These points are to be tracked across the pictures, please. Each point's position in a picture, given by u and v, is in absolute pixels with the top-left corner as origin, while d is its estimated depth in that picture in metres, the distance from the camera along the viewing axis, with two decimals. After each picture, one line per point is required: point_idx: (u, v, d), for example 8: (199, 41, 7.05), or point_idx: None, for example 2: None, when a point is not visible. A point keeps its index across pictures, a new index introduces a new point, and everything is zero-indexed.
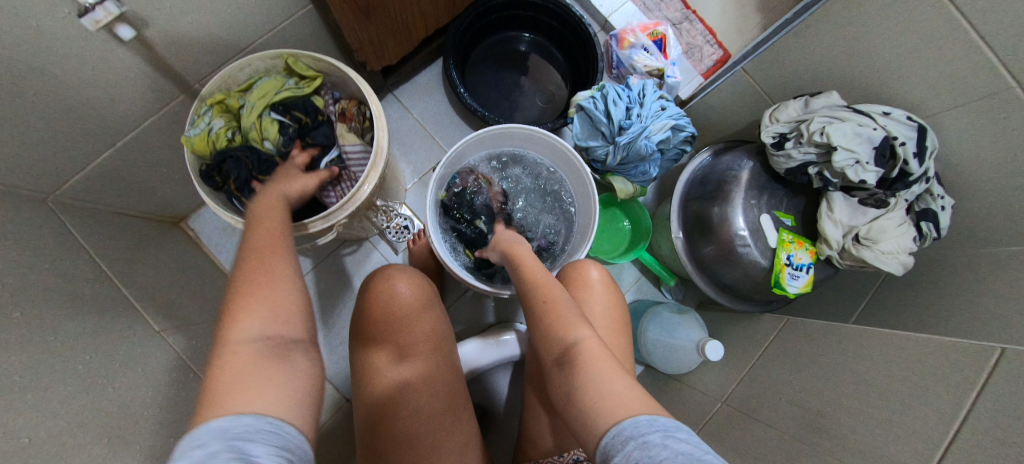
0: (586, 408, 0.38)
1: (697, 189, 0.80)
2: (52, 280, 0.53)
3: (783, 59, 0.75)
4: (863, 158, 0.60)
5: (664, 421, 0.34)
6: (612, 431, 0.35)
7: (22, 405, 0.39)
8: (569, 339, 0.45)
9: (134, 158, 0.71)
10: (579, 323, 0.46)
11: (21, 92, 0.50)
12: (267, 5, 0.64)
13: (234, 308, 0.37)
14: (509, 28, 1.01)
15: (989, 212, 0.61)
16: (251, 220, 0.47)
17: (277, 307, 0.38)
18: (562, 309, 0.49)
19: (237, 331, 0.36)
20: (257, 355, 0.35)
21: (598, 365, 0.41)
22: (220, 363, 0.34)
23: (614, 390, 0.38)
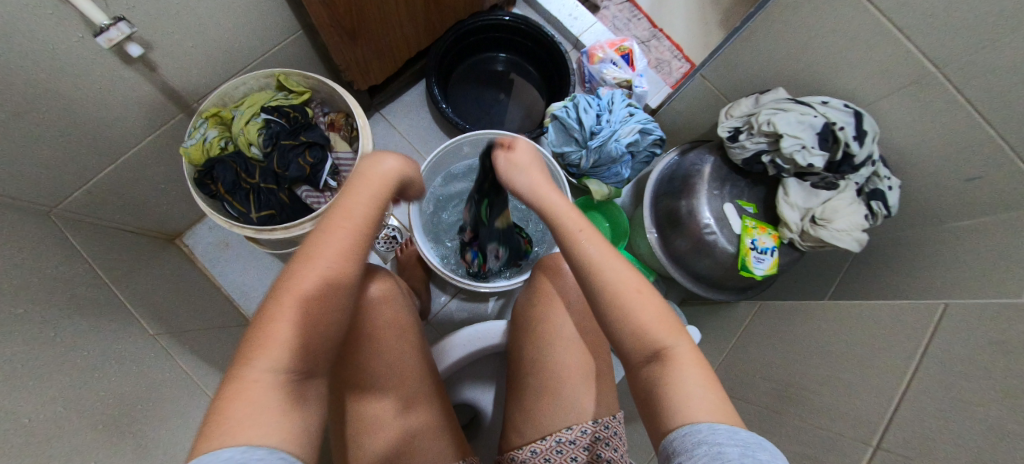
0: (670, 410, 0.37)
1: (666, 185, 0.85)
2: (52, 282, 0.56)
3: (734, 63, 0.83)
4: (808, 144, 0.66)
5: (746, 437, 0.34)
6: (686, 429, 0.35)
7: (24, 386, 0.42)
8: (660, 342, 0.40)
9: (134, 175, 0.75)
10: (676, 323, 0.42)
11: (34, 108, 0.55)
12: (260, 30, 0.71)
13: (256, 332, 0.35)
14: (486, 49, 1.10)
15: (958, 192, 0.67)
16: (330, 224, 0.40)
17: (303, 343, 0.36)
18: (654, 305, 0.42)
19: (256, 359, 0.33)
20: (279, 393, 0.33)
21: (690, 371, 0.39)
22: (235, 393, 0.31)
23: (703, 398, 0.37)
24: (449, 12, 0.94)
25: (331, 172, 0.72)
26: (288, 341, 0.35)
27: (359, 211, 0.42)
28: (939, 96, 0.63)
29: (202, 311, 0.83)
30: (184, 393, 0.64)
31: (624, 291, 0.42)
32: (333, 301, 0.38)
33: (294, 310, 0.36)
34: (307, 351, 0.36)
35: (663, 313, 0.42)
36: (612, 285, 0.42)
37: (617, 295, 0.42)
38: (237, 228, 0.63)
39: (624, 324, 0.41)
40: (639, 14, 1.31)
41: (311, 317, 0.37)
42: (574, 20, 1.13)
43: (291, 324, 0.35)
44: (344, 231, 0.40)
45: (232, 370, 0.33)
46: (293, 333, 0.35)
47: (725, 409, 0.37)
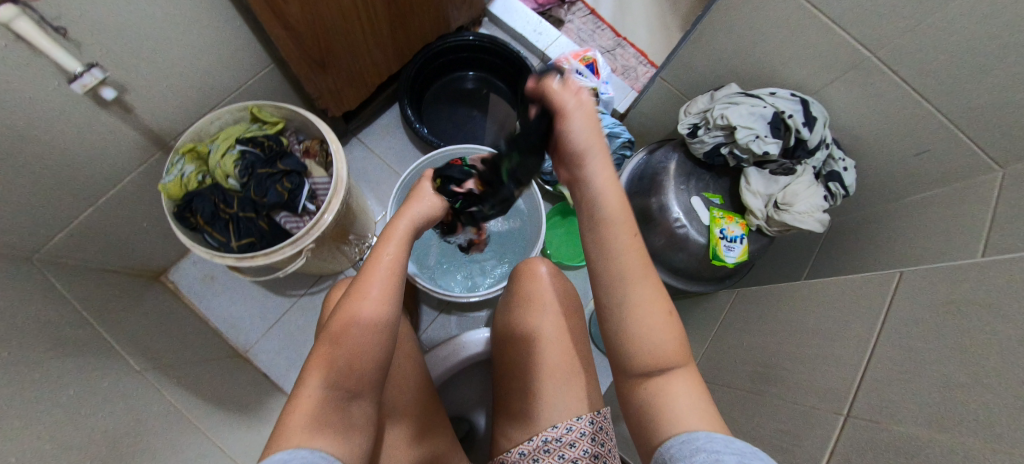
0: (664, 423, 0.40)
1: (636, 185, 0.88)
2: (33, 324, 0.57)
3: (688, 64, 0.87)
4: (761, 133, 0.69)
5: (742, 446, 0.36)
6: (685, 436, 0.38)
7: (7, 424, 0.43)
8: (670, 362, 0.42)
9: (115, 215, 0.77)
10: (685, 347, 0.42)
11: (12, 155, 0.57)
12: (232, 67, 0.74)
13: (307, 366, 0.45)
14: (455, 69, 1.14)
15: (899, 163, 0.71)
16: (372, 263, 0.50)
17: (342, 373, 0.45)
18: (672, 334, 0.42)
19: (307, 386, 0.44)
20: (323, 410, 0.43)
21: (685, 391, 0.41)
22: (294, 413, 0.42)
23: (696, 413, 0.40)
24: (416, 36, 0.98)
25: (308, 197, 0.73)
26: (329, 372, 0.45)
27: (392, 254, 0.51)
28: (877, 79, 0.67)
29: (189, 345, 0.83)
30: (174, 425, 0.63)
31: (651, 313, 0.41)
32: (376, 333, 0.47)
33: (339, 346, 0.46)
34: (346, 379, 0.45)
35: (678, 336, 0.42)
36: (638, 304, 0.41)
37: (641, 316, 0.41)
38: (218, 258, 0.65)
39: (644, 346, 0.41)
40: (602, 25, 1.37)
41: (345, 352, 0.45)
42: (539, 35, 1.18)
43: (333, 358, 0.45)
44: (376, 279, 0.49)
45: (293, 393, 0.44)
46: (337, 365, 0.45)
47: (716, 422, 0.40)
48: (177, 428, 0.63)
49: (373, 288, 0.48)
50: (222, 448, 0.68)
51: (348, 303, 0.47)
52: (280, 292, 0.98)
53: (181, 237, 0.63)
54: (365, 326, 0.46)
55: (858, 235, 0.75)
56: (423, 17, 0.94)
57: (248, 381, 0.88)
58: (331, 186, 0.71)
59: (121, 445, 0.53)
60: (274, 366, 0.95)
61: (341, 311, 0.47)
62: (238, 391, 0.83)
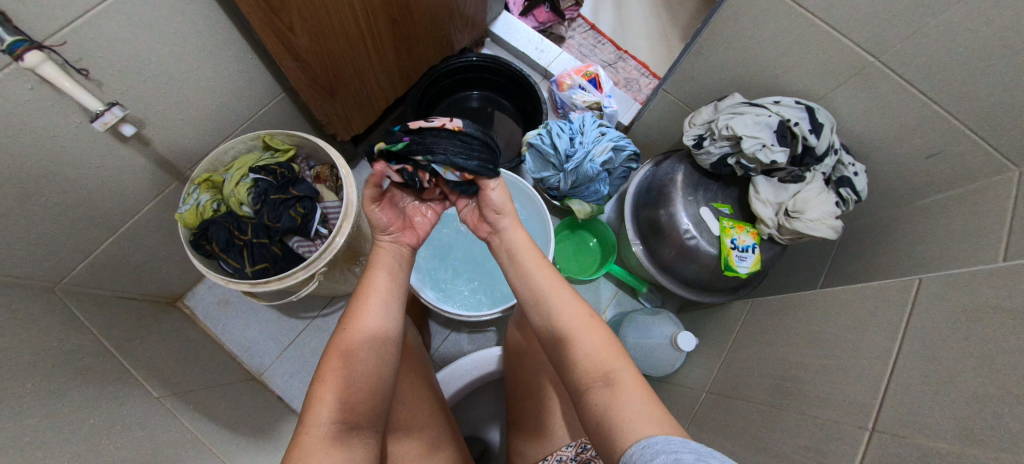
0: (617, 432, 0.39)
1: (643, 197, 0.88)
2: (53, 355, 0.58)
3: (690, 76, 0.87)
4: (768, 142, 0.68)
5: (699, 446, 0.34)
6: (645, 441, 0.37)
7: (29, 456, 0.43)
8: (613, 366, 0.44)
9: (133, 244, 0.79)
10: (618, 349, 0.45)
11: (37, 191, 0.60)
12: (246, 97, 0.77)
13: (313, 393, 0.44)
14: (459, 89, 1.17)
15: (909, 168, 0.70)
16: (363, 288, 0.51)
17: (346, 400, 0.45)
18: (603, 335, 0.46)
19: (312, 418, 0.43)
20: (330, 441, 0.42)
21: (633, 392, 0.41)
22: (300, 446, 0.41)
23: (652, 419, 0.39)
24: (420, 59, 1.00)
25: (321, 221, 0.74)
26: (335, 401, 0.44)
27: (380, 283, 0.51)
28: (883, 83, 0.66)
29: (206, 371, 0.84)
30: (190, 452, 0.63)
31: (576, 319, 0.47)
32: (375, 353, 0.48)
33: (345, 375, 0.45)
34: (351, 406, 0.45)
35: (611, 342, 0.46)
36: (562, 315, 0.48)
37: (570, 323, 0.47)
38: (233, 284, 0.66)
39: (578, 354, 0.45)
40: (603, 39, 1.39)
41: (353, 380, 0.46)
42: (541, 53, 1.20)
43: (339, 386, 0.45)
44: (374, 307, 0.49)
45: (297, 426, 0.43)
46: (340, 394, 0.44)
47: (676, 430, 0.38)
48: (196, 455, 0.64)
49: (371, 311, 0.49)
50: None
51: (348, 331, 0.47)
52: (294, 315, 0.99)
53: (199, 266, 0.64)
54: (364, 353, 0.47)
55: (871, 240, 0.74)
56: (427, 41, 0.97)
57: (263, 405, 0.88)
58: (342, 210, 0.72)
59: None
60: (288, 389, 0.95)
61: (338, 337, 0.47)
62: (253, 415, 0.83)
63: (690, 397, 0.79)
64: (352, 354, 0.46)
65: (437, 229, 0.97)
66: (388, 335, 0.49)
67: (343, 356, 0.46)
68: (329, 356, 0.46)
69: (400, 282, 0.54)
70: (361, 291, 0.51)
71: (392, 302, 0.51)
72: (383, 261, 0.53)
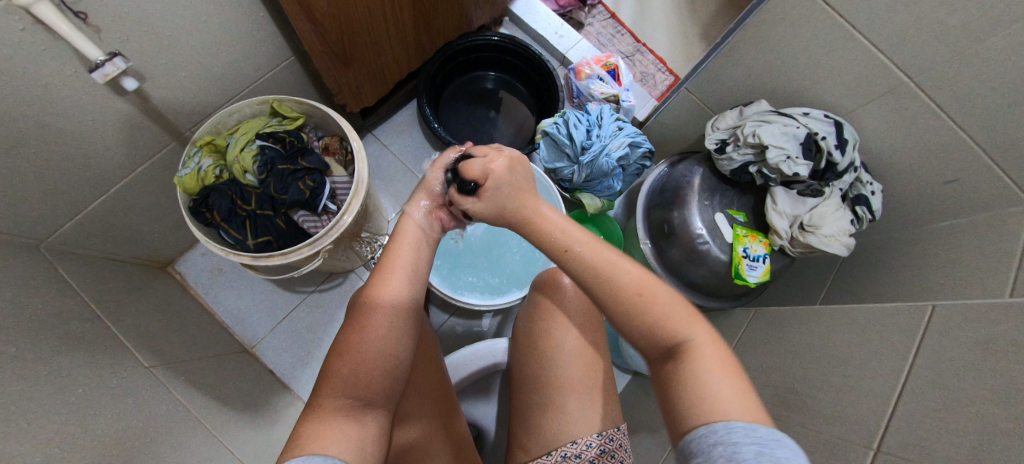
0: (694, 409, 0.36)
1: (657, 197, 0.86)
2: (39, 318, 0.55)
3: (715, 78, 0.85)
4: (793, 154, 0.68)
5: (765, 433, 0.32)
6: (703, 430, 0.34)
7: (16, 428, 0.41)
8: (679, 334, 0.40)
9: (125, 204, 0.75)
10: (690, 317, 0.41)
11: (26, 141, 0.55)
12: (255, 58, 0.72)
13: (330, 366, 0.44)
14: (476, 69, 1.13)
15: (926, 194, 0.70)
16: (388, 262, 0.51)
17: (359, 378, 0.43)
18: (669, 303, 0.42)
19: (326, 390, 0.42)
20: (343, 415, 0.41)
21: (712, 365, 0.37)
22: (310, 420, 0.40)
23: (734, 398, 0.35)
24: (438, 33, 0.96)
25: (329, 196, 0.71)
26: (348, 376, 0.43)
27: (401, 260, 0.51)
28: (913, 105, 0.66)
29: (196, 340, 0.81)
30: (181, 425, 0.62)
31: (636, 292, 0.42)
32: (396, 324, 0.47)
33: (359, 345, 0.45)
34: (366, 382, 0.44)
35: (677, 304, 0.42)
36: (621, 290, 0.42)
37: (627, 298, 0.42)
38: (233, 256, 0.62)
39: (641, 326, 0.42)
40: (622, 29, 1.36)
41: (366, 355, 0.44)
42: (560, 38, 1.16)
43: (354, 359, 0.44)
44: (395, 282, 0.49)
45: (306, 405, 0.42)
46: (353, 370, 0.43)
47: (756, 409, 0.35)
48: (187, 430, 0.62)
49: (394, 283, 0.49)
50: (230, 450, 0.66)
51: (369, 305, 0.47)
52: (290, 288, 0.97)
53: (195, 234, 0.61)
54: (377, 322, 0.46)
55: (878, 259, 0.75)
56: (446, 14, 0.92)
57: (254, 378, 0.86)
58: (352, 186, 0.69)
59: (132, 448, 0.51)
60: (281, 363, 0.93)
61: (360, 310, 0.47)
62: (244, 389, 0.81)
63: None
64: (365, 323, 0.46)
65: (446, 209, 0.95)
66: (411, 309, 0.50)
67: (355, 333, 0.45)
68: (345, 332, 0.46)
69: (425, 260, 0.53)
70: (385, 264, 0.50)
71: (415, 281, 0.51)
72: (410, 237, 0.53)
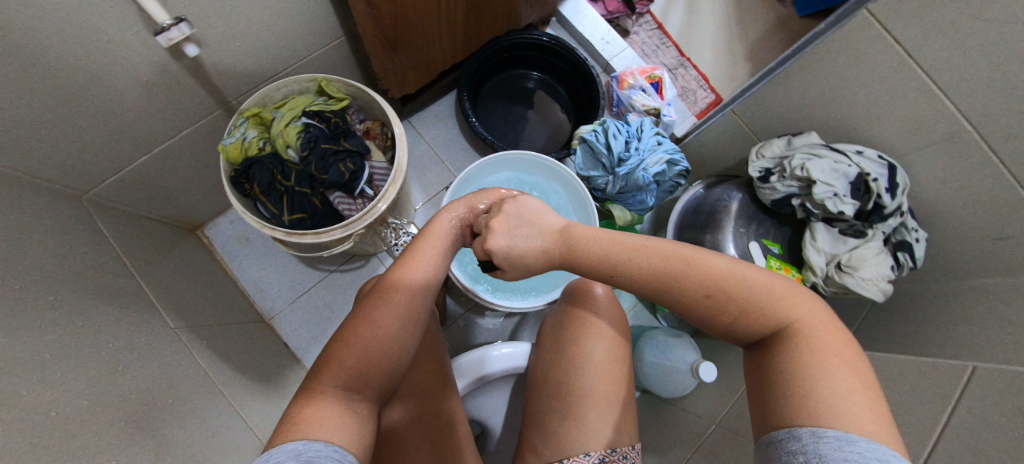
0: (793, 405, 0.37)
1: (691, 217, 0.85)
2: (73, 269, 0.56)
3: (765, 103, 0.83)
4: (840, 192, 0.66)
5: (864, 448, 0.32)
6: (788, 433, 0.35)
7: (49, 377, 0.42)
8: (772, 325, 0.41)
9: (165, 165, 0.76)
10: (786, 304, 0.41)
11: (83, 94, 0.56)
12: (308, 36, 0.72)
13: (334, 351, 0.44)
14: (519, 67, 1.12)
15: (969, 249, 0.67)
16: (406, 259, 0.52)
17: (362, 367, 0.44)
18: (769, 288, 0.42)
19: (324, 378, 0.42)
20: (337, 404, 0.41)
21: (818, 354, 0.38)
22: (306, 405, 0.40)
23: (834, 395, 0.35)
24: (487, 28, 0.95)
25: (366, 181, 0.72)
26: (352, 364, 0.43)
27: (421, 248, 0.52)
28: (972, 155, 0.63)
29: (218, 305, 0.82)
30: (198, 389, 0.62)
31: (719, 286, 0.42)
32: (404, 313, 0.48)
33: (366, 333, 0.45)
34: (370, 370, 0.44)
35: (775, 291, 0.42)
36: (711, 280, 0.43)
37: (716, 290, 0.43)
38: (268, 230, 0.63)
39: (732, 317, 0.42)
40: (668, 41, 1.34)
41: (372, 344, 0.45)
42: (606, 45, 1.14)
43: (362, 345, 0.44)
44: (416, 270, 0.51)
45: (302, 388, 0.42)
46: (360, 357, 0.44)
47: (865, 404, 0.35)
48: (203, 393, 0.62)
49: (412, 269, 0.51)
50: (241, 419, 0.67)
51: (386, 290, 0.48)
52: (312, 265, 0.98)
53: (234, 205, 0.62)
54: (386, 310, 0.47)
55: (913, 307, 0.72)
56: (498, 10, 0.92)
57: (269, 349, 0.87)
58: (390, 174, 0.69)
59: (152, 407, 0.52)
60: (296, 337, 0.94)
61: (375, 295, 0.48)
62: (259, 359, 0.82)
63: (698, 424, 0.78)
64: (373, 309, 0.47)
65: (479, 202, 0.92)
66: (431, 293, 0.51)
67: (365, 321, 0.46)
68: (357, 319, 0.46)
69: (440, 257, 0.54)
70: (404, 258, 0.52)
71: (431, 274, 0.52)
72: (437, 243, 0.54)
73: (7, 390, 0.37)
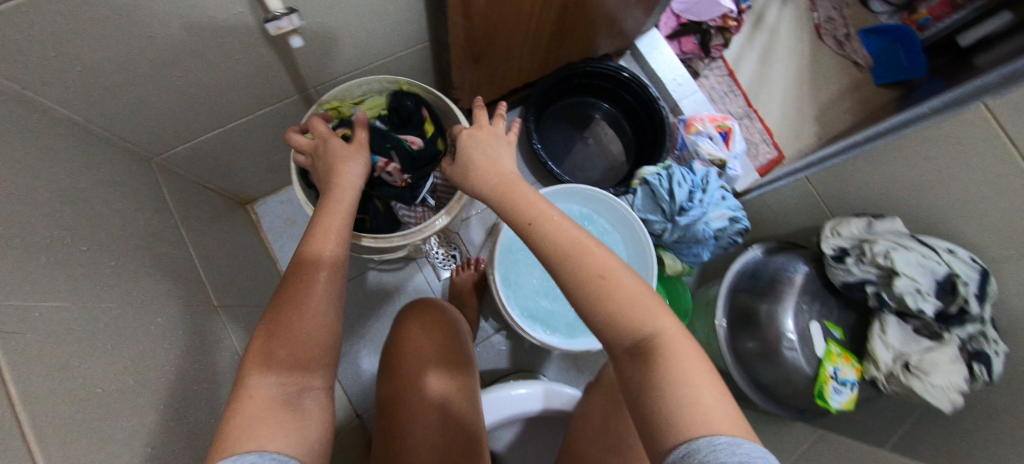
0: (675, 412, 0.37)
1: (747, 281, 0.82)
2: (135, 234, 0.56)
3: (846, 178, 0.79)
4: (924, 288, 0.62)
5: (750, 449, 0.34)
6: (684, 448, 0.34)
7: (98, 353, 0.41)
8: (645, 330, 0.42)
9: (234, 141, 0.76)
10: (654, 308, 0.43)
11: (174, 64, 0.57)
12: (395, 37, 0.71)
13: (264, 330, 0.44)
14: (590, 96, 1.10)
15: None
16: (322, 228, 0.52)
17: (293, 350, 0.44)
18: (642, 293, 0.44)
19: (257, 380, 0.41)
20: (277, 401, 0.40)
21: (687, 360, 0.39)
22: (239, 408, 0.39)
23: (713, 403, 0.37)
24: (566, 52, 0.93)
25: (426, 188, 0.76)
26: (276, 338, 0.43)
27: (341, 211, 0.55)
28: None
29: (256, 286, 0.82)
30: (229, 373, 0.62)
31: (604, 280, 0.43)
32: (327, 291, 0.48)
33: (291, 316, 0.45)
34: (299, 349, 0.44)
35: (644, 297, 0.44)
36: (584, 272, 0.44)
37: (595, 281, 0.43)
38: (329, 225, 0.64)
39: (609, 310, 0.43)
40: (737, 90, 1.31)
41: (304, 326, 0.45)
42: (678, 86, 1.12)
43: (289, 319, 0.45)
44: (330, 244, 0.51)
45: (240, 384, 0.41)
46: (291, 333, 0.44)
47: (730, 409, 0.37)
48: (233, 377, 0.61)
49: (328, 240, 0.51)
50: None
51: (304, 262, 0.49)
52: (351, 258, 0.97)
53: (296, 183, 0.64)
54: (313, 280, 0.48)
55: None
56: (580, 37, 0.90)
57: None
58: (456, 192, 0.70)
59: (188, 390, 0.51)
60: None
61: (298, 266, 0.49)
62: None
63: None
64: (299, 281, 0.47)
65: None
66: (342, 269, 0.51)
67: (288, 314, 0.45)
68: (285, 293, 0.46)
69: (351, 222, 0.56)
70: (317, 228, 0.52)
71: (342, 231, 0.53)
72: (341, 207, 0.56)
73: (62, 363, 0.37)
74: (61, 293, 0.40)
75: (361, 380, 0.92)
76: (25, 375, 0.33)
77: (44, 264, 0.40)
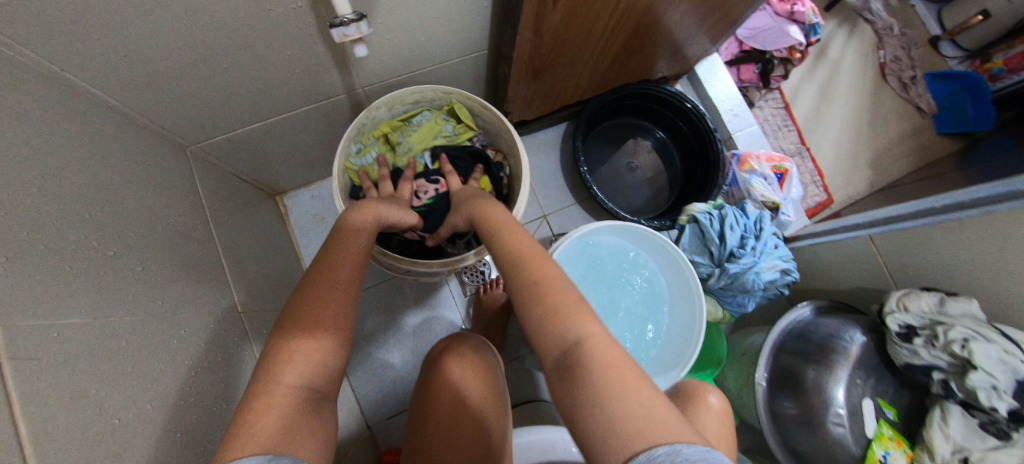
0: (607, 425, 0.33)
1: (794, 341, 0.76)
2: (167, 234, 0.52)
3: (915, 245, 0.73)
4: (1001, 386, 0.56)
5: (688, 455, 0.30)
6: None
7: (119, 377, 0.37)
8: (570, 334, 0.40)
9: (273, 135, 0.73)
10: (584, 312, 0.41)
11: (222, 55, 0.52)
12: (454, 44, 0.66)
13: (285, 322, 0.43)
14: (645, 120, 1.05)
15: None
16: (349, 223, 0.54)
17: (317, 354, 0.42)
18: (574, 300, 0.43)
19: (283, 375, 0.40)
20: (296, 408, 0.39)
21: (617, 362, 0.37)
22: (258, 402, 0.38)
23: (641, 408, 0.34)
24: (627, 72, 0.88)
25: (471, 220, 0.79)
26: (297, 331, 0.43)
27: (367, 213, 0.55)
28: None
29: (280, 285, 0.79)
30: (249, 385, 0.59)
31: (542, 285, 0.44)
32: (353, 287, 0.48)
33: (316, 311, 0.44)
34: (322, 351, 0.43)
35: (576, 303, 0.42)
36: (525, 279, 0.45)
37: (534, 286, 0.44)
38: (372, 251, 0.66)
39: (540, 310, 0.42)
40: (792, 125, 1.24)
41: (326, 317, 0.44)
42: (735, 117, 1.06)
43: (312, 313, 0.44)
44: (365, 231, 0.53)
45: (262, 373, 0.40)
46: (312, 327, 0.43)
47: (667, 419, 0.33)
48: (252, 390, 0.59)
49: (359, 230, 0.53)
50: None
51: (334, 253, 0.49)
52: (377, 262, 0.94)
53: (335, 187, 0.64)
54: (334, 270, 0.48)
55: None
56: (644, 59, 0.84)
57: None
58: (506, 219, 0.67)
59: (208, 409, 0.48)
60: None
61: (321, 257, 0.49)
62: None
63: None
64: (321, 273, 0.47)
65: (593, 256, 0.80)
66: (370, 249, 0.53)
67: (315, 305, 0.45)
68: (312, 286, 0.46)
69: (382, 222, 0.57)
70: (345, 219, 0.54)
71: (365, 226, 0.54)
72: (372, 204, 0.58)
73: (81, 391, 0.34)
74: (84, 309, 0.37)
75: (375, 390, 0.89)
76: (40, 411, 0.30)
77: (68, 274, 0.36)
